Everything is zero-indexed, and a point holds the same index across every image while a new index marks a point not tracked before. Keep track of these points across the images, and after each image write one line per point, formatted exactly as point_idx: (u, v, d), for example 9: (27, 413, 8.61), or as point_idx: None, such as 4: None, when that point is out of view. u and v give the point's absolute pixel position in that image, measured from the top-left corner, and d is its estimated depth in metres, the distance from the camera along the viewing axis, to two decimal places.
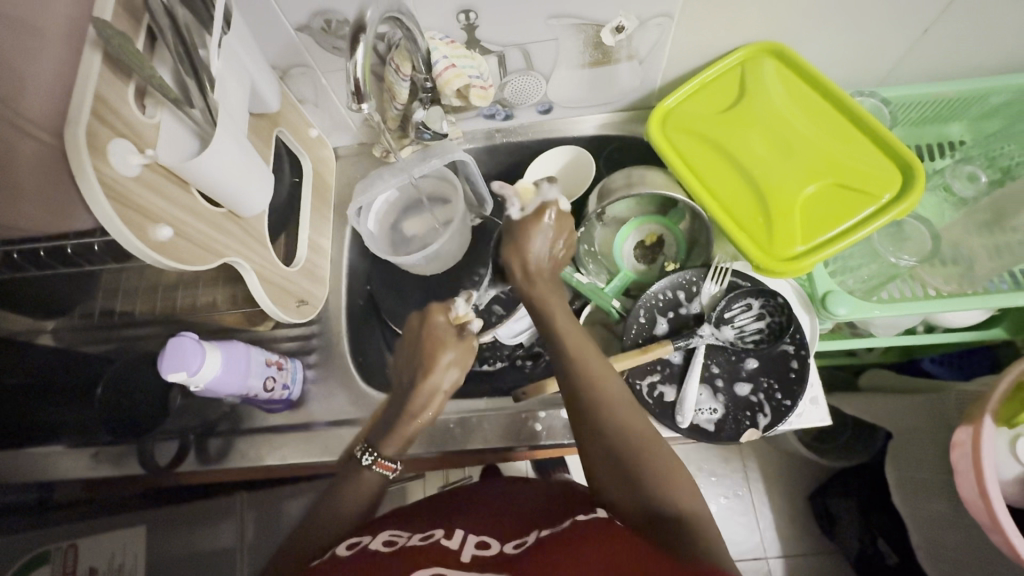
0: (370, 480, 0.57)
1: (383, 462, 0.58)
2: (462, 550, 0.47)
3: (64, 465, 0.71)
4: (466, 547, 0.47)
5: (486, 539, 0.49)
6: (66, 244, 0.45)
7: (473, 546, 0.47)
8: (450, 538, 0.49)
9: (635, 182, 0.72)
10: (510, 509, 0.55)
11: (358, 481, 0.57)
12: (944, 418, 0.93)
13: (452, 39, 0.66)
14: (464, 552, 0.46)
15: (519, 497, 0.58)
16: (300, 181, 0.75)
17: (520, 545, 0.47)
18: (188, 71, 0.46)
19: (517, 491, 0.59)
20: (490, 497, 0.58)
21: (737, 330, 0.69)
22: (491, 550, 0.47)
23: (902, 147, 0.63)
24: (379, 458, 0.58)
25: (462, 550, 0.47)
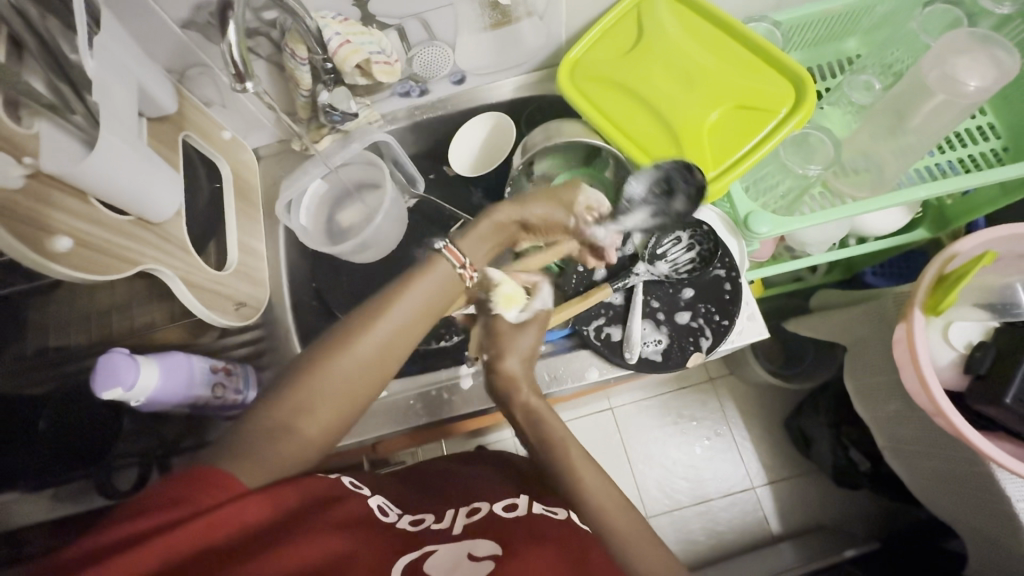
0: (444, 272, 0.50)
1: (453, 251, 0.51)
2: (453, 526, 0.51)
3: (18, 515, 0.64)
4: (456, 521, 0.52)
5: (475, 507, 0.55)
6: None
7: (463, 517, 0.52)
8: (439, 521, 0.52)
9: (552, 135, 0.74)
10: (489, 485, 0.61)
11: (433, 269, 0.50)
12: (886, 320, 0.99)
13: (345, 17, 0.65)
14: (455, 526, 0.51)
15: (497, 480, 0.63)
16: (221, 185, 0.73)
17: (507, 509, 0.54)
18: (59, 77, 0.44)
19: (496, 476, 0.65)
20: (473, 479, 0.64)
21: (670, 263, 0.71)
22: (479, 514, 0.53)
23: (792, 63, 0.65)
24: (450, 246, 0.51)
25: (453, 525, 0.52)
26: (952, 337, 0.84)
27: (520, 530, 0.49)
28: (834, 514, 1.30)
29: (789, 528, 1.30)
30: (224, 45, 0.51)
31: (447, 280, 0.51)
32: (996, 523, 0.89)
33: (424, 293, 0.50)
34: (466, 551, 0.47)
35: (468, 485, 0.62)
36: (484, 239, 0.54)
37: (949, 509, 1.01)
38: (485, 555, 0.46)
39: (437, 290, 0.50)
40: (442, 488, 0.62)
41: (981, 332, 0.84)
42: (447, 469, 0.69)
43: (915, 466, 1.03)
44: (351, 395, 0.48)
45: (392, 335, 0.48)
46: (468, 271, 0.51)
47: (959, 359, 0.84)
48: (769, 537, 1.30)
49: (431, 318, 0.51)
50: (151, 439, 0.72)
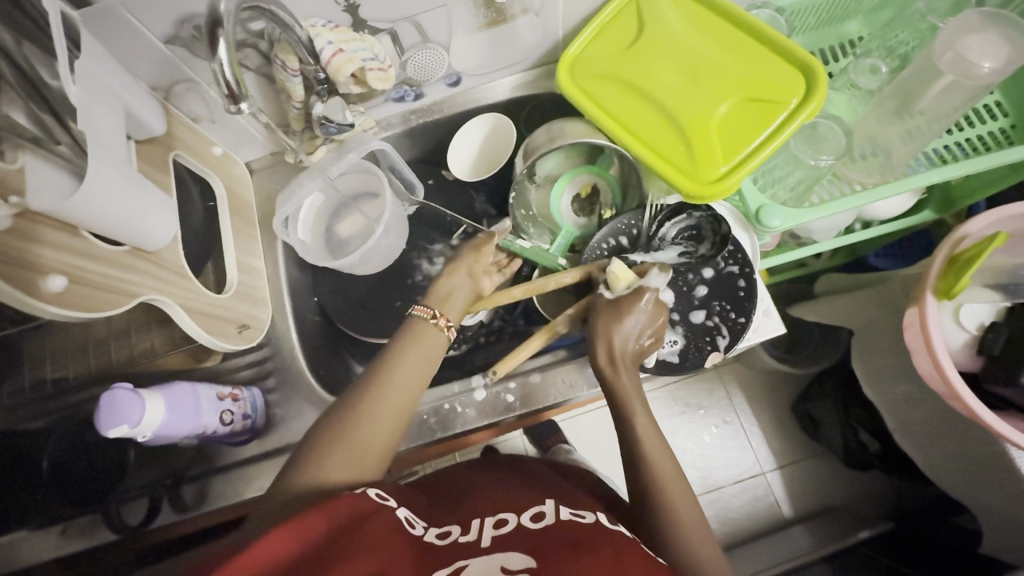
0: (428, 334, 0.60)
1: (422, 309, 0.62)
2: (480, 539, 0.47)
3: (30, 550, 0.66)
4: (484, 532, 0.48)
5: (503, 516, 0.50)
6: None
7: (491, 528, 0.48)
8: (466, 532, 0.48)
9: (555, 136, 0.72)
10: (521, 489, 0.57)
11: (421, 340, 0.59)
12: (893, 303, 0.98)
13: (336, 23, 0.62)
14: (483, 539, 0.47)
15: (530, 483, 0.59)
16: (215, 204, 0.70)
17: (539, 519, 0.48)
18: (42, 108, 0.43)
19: (530, 479, 0.61)
20: (496, 485, 0.60)
21: (664, 241, 0.71)
22: (509, 525, 0.48)
23: (798, 50, 0.64)
24: (419, 304, 0.62)
25: (481, 537, 0.47)
26: (963, 319, 0.83)
27: (562, 535, 0.45)
28: (845, 496, 1.31)
29: (801, 512, 1.30)
30: (214, 63, 0.48)
31: (430, 338, 0.59)
32: (1011, 501, 0.90)
33: (413, 360, 0.57)
34: (498, 564, 0.42)
35: (493, 490, 0.58)
36: (448, 295, 0.65)
37: (963, 488, 1.01)
38: (519, 569, 0.41)
39: (422, 347, 0.58)
40: (466, 496, 0.58)
41: (992, 312, 0.82)
42: (463, 471, 0.67)
43: (927, 447, 1.03)
44: (360, 450, 0.51)
45: (399, 401, 0.54)
46: (437, 317, 0.61)
47: (971, 340, 0.83)
48: (782, 522, 1.30)
49: (424, 377, 0.57)
50: (158, 468, 0.70)
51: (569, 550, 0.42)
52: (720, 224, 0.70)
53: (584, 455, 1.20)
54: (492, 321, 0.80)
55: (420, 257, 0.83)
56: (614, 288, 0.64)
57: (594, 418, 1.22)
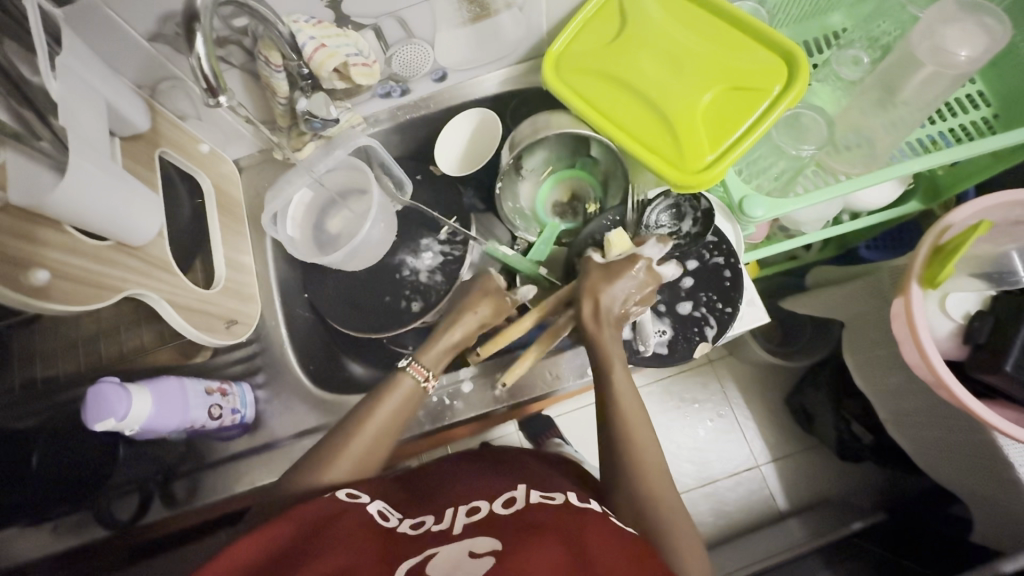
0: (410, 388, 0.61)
1: (417, 367, 0.62)
2: (453, 526, 0.47)
3: (23, 546, 0.67)
4: (456, 520, 0.48)
5: (475, 505, 0.50)
6: None
7: (463, 516, 0.48)
8: (440, 521, 0.49)
9: (541, 128, 0.73)
10: (497, 477, 0.58)
11: (399, 398, 0.60)
12: (881, 294, 0.99)
13: (319, 20, 0.63)
14: (456, 526, 0.47)
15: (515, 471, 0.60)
16: (202, 201, 0.71)
17: (509, 505, 0.49)
18: (22, 103, 0.42)
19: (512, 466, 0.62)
20: (473, 474, 0.60)
21: (652, 226, 0.70)
22: (480, 514, 0.49)
23: (779, 37, 0.64)
24: (415, 363, 0.62)
25: (453, 525, 0.48)
26: (948, 307, 0.83)
27: (529, 520, 0.46)
28: (839, 487, 1.31)
29: (796, 504, 1.31)
30: (192, 58, 0.48)
31: (412, 393, 0.61)
32: (1000, 489, 0.90)
33: (387, 419, 0.58)
34: (466, 550, 0.43)
35: (469, 479, 0.58)
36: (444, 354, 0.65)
37: (954, 478, 1.01)
38: (485, 553, 0.42)
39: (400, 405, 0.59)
40: (443, 487, 0.58)
41: (978, 301, 0.83)
42: (453, 463, 0.67)
43: (918, 437, 1.04)
44: None
45: (369, 451, 0.56)
46: (429, 381, 0.62)
47: (957, 329, 0.83)
48: (776, 514, 1.31)
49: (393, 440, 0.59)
50: (149, 464, 0.71)
51: (536, 534, 0.43)
52: (700, 199, 0.70)
53: (579, 449, 1.21)
54: None
55: (407, 253, 0.82)
56: (610, 253, 0.65)
57: (588, 412, 1.23)
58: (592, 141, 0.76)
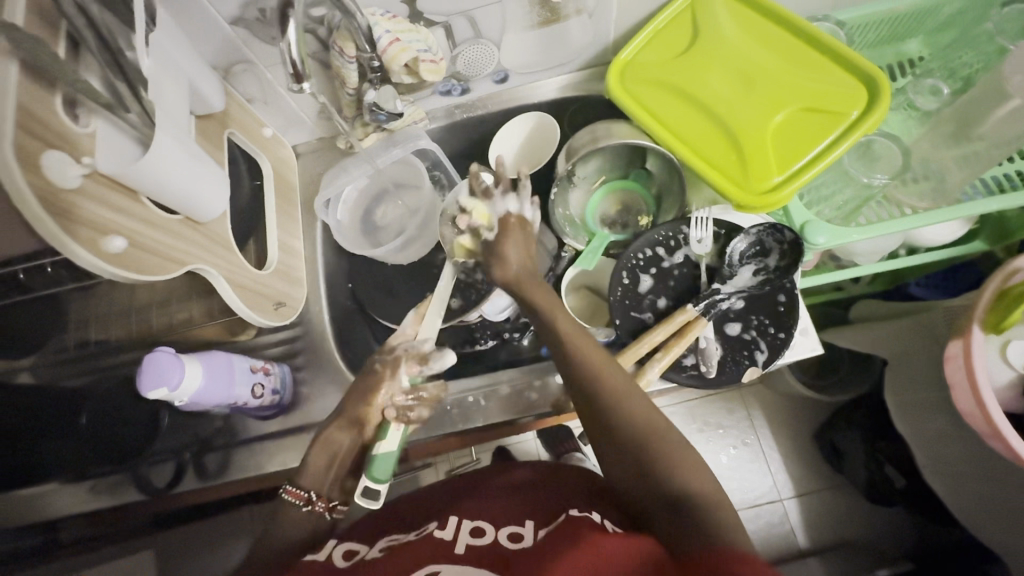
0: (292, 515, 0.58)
1: (294, 492, 0.59)
2: (455, 542, 0.51)
3: (60, 503, 0.69)
4: (460, 536, 0.51)
5: (480, 524, 0.53)
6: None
7: (465, 537, 0.51)
8: (443, 528, 0.53)
9: (600, 137, 0.71)
10: (505, 493, 0.60)
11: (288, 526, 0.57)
12: (934, 335, 0.94)
13: (393, 14, 0.64)
14: (457, 545, 0.50)
15: (519, 481, 0.62)
16: (261, 183, 0.72)
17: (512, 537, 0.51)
18: (117, 76, 0.45)
19: (519, 476, 0.64)
20: (483, 485, 0.63)
21: (734, 262, 0.68)
22: (484, 537, 0.51)
23: (861, 62, 0.62)
24: (291, 488, 0.59)
25: (456, 540, 0.51)
26: (1009, 355, 0.78)
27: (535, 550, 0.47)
28: (868, 532, 1.25)
29: (815, 544, 1.26)
30: (281, 44, 0.49)
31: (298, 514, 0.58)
32: None
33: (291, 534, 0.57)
34: None
35: (478, 490, 0.61)
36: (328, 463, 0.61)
37: (1000, 536, 0.96)
38: None
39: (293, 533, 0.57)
40: (456, 495, 0.61)
41: None
42: (480, 472, 0.67)
43: (961, 488, 0.98)
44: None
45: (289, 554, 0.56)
46: (312, 504, 0.58)
47: (1017, 380, 0.79)
48: (797, 552, 1.26)
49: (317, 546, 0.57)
50: (186, 435, 0.72)
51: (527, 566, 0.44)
52: (781, 230, 0.66)
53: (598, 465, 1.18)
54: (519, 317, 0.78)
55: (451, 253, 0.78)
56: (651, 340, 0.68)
57: None
58: (648, 154, 0.75)
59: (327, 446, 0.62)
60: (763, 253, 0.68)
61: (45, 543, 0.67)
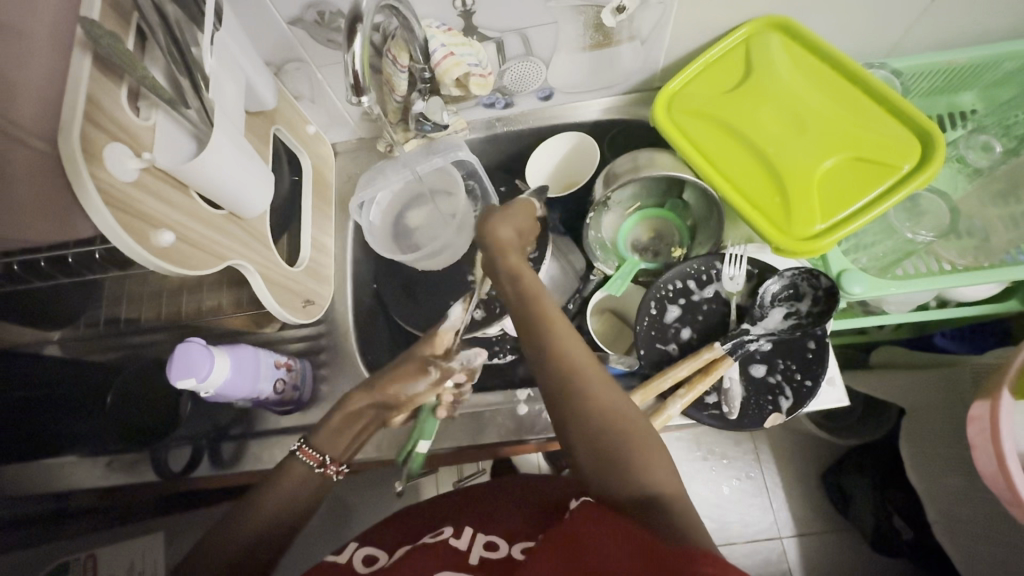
0: (298, 477, 0.56)
1: (308, 451, 0.57)
2: (470, 551, 0.54)
3: (76, 475, 0.69)
4: (473, 548, 0.54)
5: (493, 539, 0.56)
6: (38, 258, 0.44)
7: (482, 548, 0.54)
8: (456, 538, 0.56)
9: (642, 165, 0.70)
10: (519, 507, 0.62)
11: (289, 482, 0.55)
12: (959, 392, 0.92)
13: (449, 26, 0.64)
14: (472, 554, 0.53)
15: (533, 494, 0.64)
16: (300, 179, 0.73)
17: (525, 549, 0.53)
18: (182, 71, 0.44)
19: (535, 489, 0.65)
20: (502, 496, 0.64)
21: (765, 304, 0.67)
22: (498, 553, 0.54)
23: (918, 115, 0.62)
24: (307, 447, 0.57)
25: (470, 551, 0.54)
26: None
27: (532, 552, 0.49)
28: None
29: None
30: (346, 54, 0.51)
31: (306, 479, 0.56)
32: None
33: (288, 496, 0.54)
34: None
35: (498, 504, 0.63)
36: (341, 433, 0.59)
37: None
38: None
39: (292, 493, 0.55)
40: (469, 501, 0.64)
41: None
42: (493, 485, 0.68)
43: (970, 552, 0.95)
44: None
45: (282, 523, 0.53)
46: (325, 467, 0.57)
47: None
48: None
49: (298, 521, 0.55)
50: (203, 422, 0.71)
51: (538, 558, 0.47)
52: (817, 278, 0.65)
53: None
54: None
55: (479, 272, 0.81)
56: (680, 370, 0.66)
57: None
58: (687, 185, 0.74)
59: (346, 411, 0.60)
60: (794, 298, 0.68)
61: (55, 509, 0.68)
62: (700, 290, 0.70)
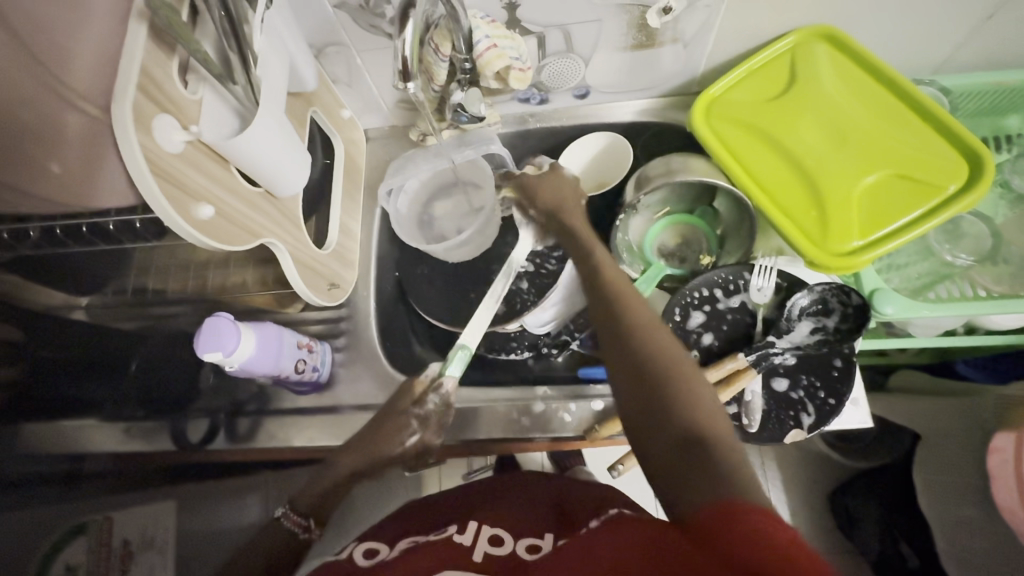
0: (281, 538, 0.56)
1: (293, 517, 0.58)
2: (475, 549, 0.53)
3: (92, 440, 0.71)
4: (478, 544, 0.54)
5: (499, 535, 0.55)
6: (81, 223, 0.46)
7: (486, 545, 0.53)
8: (461, 535, 0.56)
9: (675, 170, 0.68)
10: (523, 503, 0.62)
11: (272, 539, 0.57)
12: (980, 423, 0.90)
13: (493, 18, 0.63)
14: (477, 552, 0.53)
15: (533, 491, 0.65)
16: (332, 163, 0.73)
17: (532, 549, 0.53)
18: (233, 46, 0.45)
19: (535, 485, 0.67)
20: (508, 492, 0.65)
21: (792, 318, 0.66)
22: (503, 548, 0.54)
23: (966, 134, 0.61)
24: (291, 513, 0.58)
25: (475, 547, 0.53)
26: None
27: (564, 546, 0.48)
28: None
29: None
30: (397, 40, 0.51)
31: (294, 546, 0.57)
32: None
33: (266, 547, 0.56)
34: None
35: (504, 499, 0.64)
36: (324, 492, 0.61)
37: None
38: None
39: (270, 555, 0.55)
40: (471, 503, 0.64)
41: None
42: (498, 482, 0.69)
43: None
44: None
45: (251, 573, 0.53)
46: (309, 531, 0.58)
47: None
48: None
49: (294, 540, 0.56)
50: (223, 396, 0.73)
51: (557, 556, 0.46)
52: (848, 294, 0.64)
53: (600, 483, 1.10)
54: (560, 333, 0.76)
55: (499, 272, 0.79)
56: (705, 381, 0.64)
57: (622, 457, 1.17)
58: (719, 193, 0.73)
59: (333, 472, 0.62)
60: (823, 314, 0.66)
61: (69, 472, 0.65)
62: (725, 299, 0.69)
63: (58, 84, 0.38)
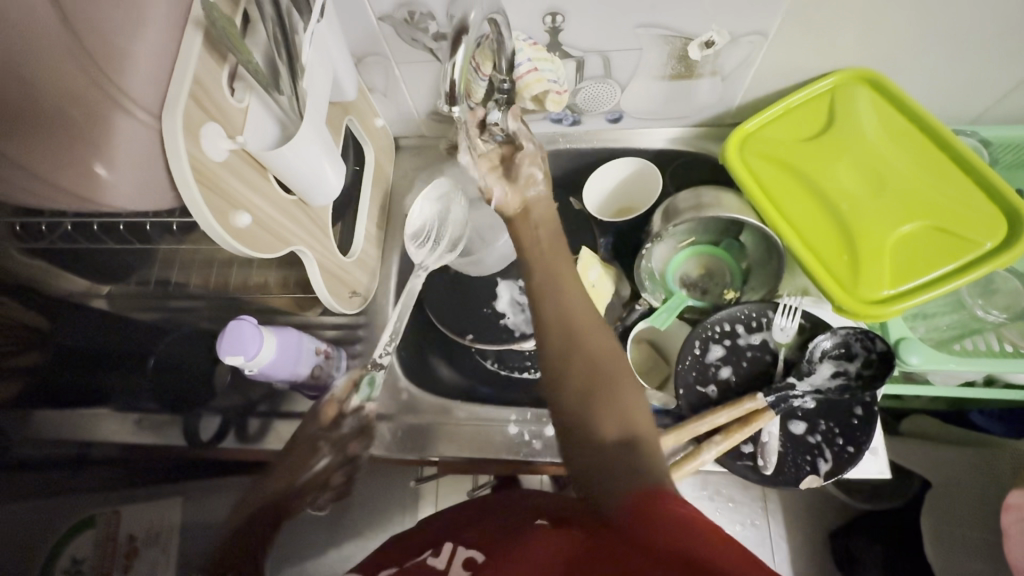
0: None
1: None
2: None
3: (105, 429, 0.69)
4: None
5: None
6: (117, 222, 0.49)
7: None
8: None
9: (705, 203, 0.68)
10: None
11: None
12: (993, 475, 0.85)
13: (534, 40, 0.64)
14: None
15: None
16: (361, 169, 0.73)
17: None
18: (284, 58, 0.45)
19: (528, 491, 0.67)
20: None
21: (814, 359, 0.65)
22: None
23: (1006, 190, 0.61)
24: None
25: None
26: None
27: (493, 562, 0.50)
28: None
29: None
30: (445, 63, 0.52)
31: None
32: None
33: None
34: None
35: None
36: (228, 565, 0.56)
37: None
38: None
39: None
40: None
41: None
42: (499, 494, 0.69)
43: None
44: None
45: None
46: None
47: None
48: None
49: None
50: (236, 395, 0.73)
51: None
52: (874, 340, 0.63)
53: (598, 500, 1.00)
54: None
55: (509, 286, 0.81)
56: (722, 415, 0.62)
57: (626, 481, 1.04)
58: (746, 227, 0.73)
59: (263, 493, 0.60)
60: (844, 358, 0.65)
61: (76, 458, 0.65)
62: (747, 334, 0.69)
63: (113, 88, 0.38)
